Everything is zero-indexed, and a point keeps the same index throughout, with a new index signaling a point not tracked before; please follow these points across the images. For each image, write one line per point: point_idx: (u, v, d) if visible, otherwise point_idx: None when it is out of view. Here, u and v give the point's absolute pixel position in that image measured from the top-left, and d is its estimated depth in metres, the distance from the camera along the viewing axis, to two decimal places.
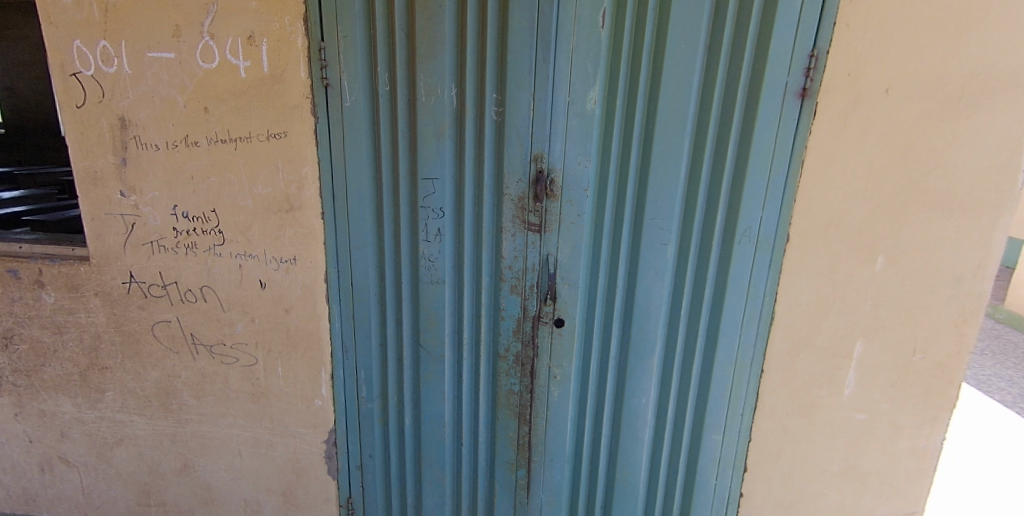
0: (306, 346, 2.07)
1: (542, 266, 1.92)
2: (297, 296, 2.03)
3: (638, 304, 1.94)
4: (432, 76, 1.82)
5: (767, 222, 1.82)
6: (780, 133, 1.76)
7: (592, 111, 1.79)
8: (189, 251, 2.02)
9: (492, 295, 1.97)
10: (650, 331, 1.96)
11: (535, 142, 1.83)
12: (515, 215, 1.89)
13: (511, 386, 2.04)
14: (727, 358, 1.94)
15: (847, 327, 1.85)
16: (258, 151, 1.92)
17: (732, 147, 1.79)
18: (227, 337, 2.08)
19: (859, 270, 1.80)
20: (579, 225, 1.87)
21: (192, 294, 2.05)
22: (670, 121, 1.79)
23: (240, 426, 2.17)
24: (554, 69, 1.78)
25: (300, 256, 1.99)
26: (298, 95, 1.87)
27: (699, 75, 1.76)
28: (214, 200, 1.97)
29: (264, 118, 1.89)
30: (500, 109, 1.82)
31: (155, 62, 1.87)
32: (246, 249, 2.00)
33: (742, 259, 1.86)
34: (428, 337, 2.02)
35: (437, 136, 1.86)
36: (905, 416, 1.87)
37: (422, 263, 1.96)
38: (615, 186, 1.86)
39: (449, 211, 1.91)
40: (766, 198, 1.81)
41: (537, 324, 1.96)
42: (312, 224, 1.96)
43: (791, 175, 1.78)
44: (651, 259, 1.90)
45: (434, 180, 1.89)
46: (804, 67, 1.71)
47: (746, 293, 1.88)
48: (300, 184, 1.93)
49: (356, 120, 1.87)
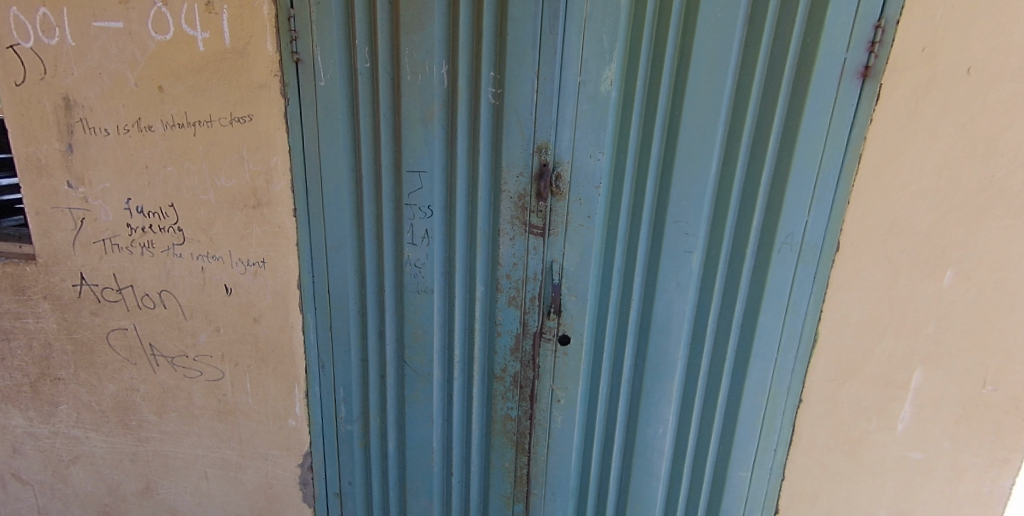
0: (278, 360, 1.83)
1: (546, 274, 1.65)
2: (267, 303, 1.78)
3: (657, 320, 1.67)
4: (419, 50, 1.55)
5: (813, 227, 1.54)
6: (833, 121, 1.47)
7: (607, 94, 1.52)
8: (145, 251, 1.77)
9: (488, 307, 1.71)
10: (669, 352, 1.68)
11: (539, 129, 1.55)
12: (515, 215, 1.62)
13: (508, 411, 1.78)
14: (760, 385, 1.66)
15: (904, 353, 1.56)
16: (220, 137, 1.66)
17: (774, 138, 1.51)
18: (189, 348, 1.84)
19: (922, 286, 1.51)
20: (589, 228, 1.60)
21: (150, 299, 1.81)
22: (700, 106, 1.50)
23: (205, 447, 1.94)
24: (563, 42, 1.50)
25: (269, 258, 1.74)
26: (265, 72, 1.60)
27: (737, 50, 1.47)
28: (171, 193, 1.71)
29: (227, 99, 1.63)
30: (498, 91, 1.55)
31: (102, 33, 1.62)
32: (208, 250, 1.75)
33: (782, 270, 1.57)
34: (414, 354, 1.77)
35: (425, 122, 1.59)
36: (968, 456, 1.57)
37: (408, 270, 1.70)
38: (631, 183, 1.59)
39: (439, 210, 1.64)
40: (813, 200, 1.52)
41: (539, 341, 1.70)
42: (283, 221, 1.71)
43: (844, 172, 1.50)
44: (672, 270, 1.62)
45: (422, 173, 1.62)
46: (867, 40, 1.42)
47: (786, 310, 1.60)
48: (268, 176, 1.68)
49: (332, 101, 1.61)
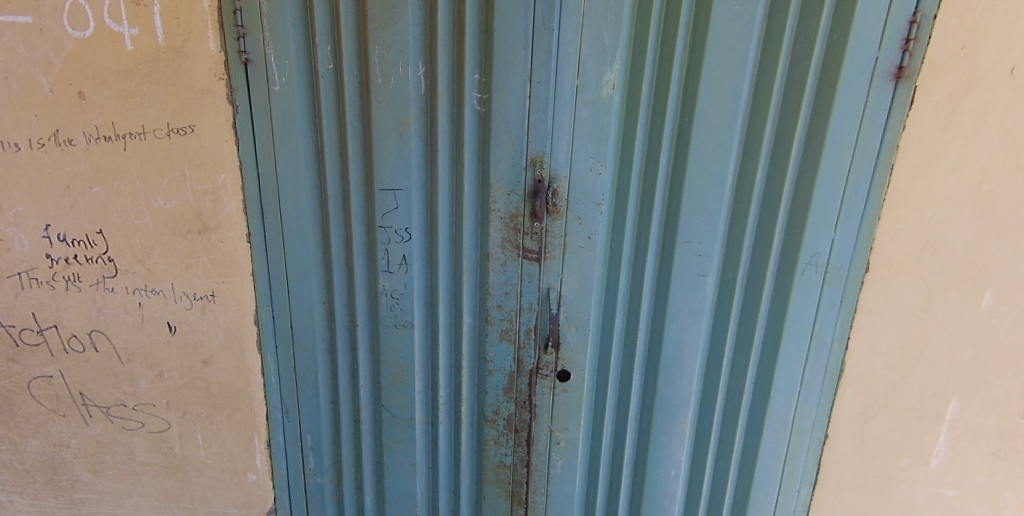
0: (233, 408, 1.59)
1: (542, 303, 1.46)
2: (219, 344, 1.54)
3: (666, 352, 1.49)
4: (390, 48, 1.32)
5: (841, 247, 1.37)
6: (863, 127, 1.30)
7: (609, 99, 1.33)
8: (71, 285, 1.49)
9: (476, 341, 1.50)
10: (680, 386, 1.51)
11: (532, 140, 1.35)
12: (506, 238, 1.41)
13: (501, 457, 1.58)
14: (781, 421, 1.50)
15: (938, 382, 1.41)
16: (156, 152, 1.41)
17: (797, 148, 1.33)
18: (127, 396, 1.58)
19: (958, 309, 1.36)
20: (590, 250, 1.41)
21: (78, 342, 1.54)
22: (714, 110, 1.32)
23: (151, 507, 1.69)
24: (558, 40, 1.29)
25: (220, 291, 1.50)
26: (208, 75, 1.36)
27: (756, 46, 1.29)
28: (99, 217, 1.45)
29: (162, 107, 1.38)
30: (484, 96, 1.33)
31: (5, 28, 1.33)
32: (147, 283, 1.49)
33: (807, 295, 1.41)
34: (392, 397, 1.55)
35: (400, 132, 1.37)
36: (1007, 492, 1.44)
37: (383, 302, 1.48)
38: (636, 200, 1.40)
39: (418, 233, 1.43)
40: (840, 217, 1.35)
41: (535, 378, 1.50)
42: (235, 248, 1.47)
43: (875, 184, 1.34)
44: (685, 296, 1.44)
45: (397, 191, 1.40)
46: (902, 36, 1.25)
47: (810, 337, 1.44)
48: (215, 197, 1.44)
49: (289, 110, 1.38)
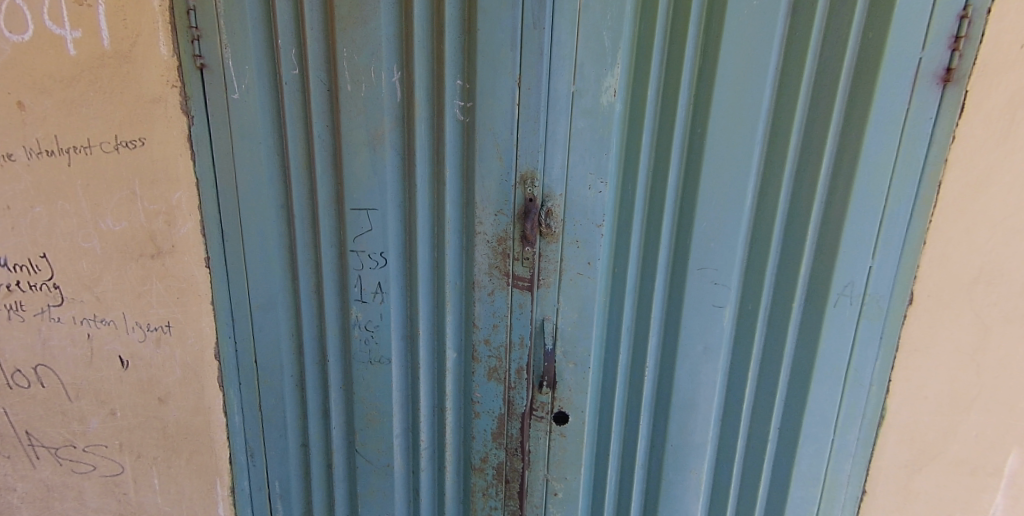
0: (193, 450, 1.43)
1: (536, 338, 1.28)
2: (175, 380, 1.38)
3: (678, 394, 1.31)
4: (361, 51, 1.17)
5: (879, 276, 1.19)
6: (906, 139, 1.12)
7: (610, 107, 1.16)
8: (13, 315, 1.33)
9: (462, 379, 1.34)
10: (695, 432, 1.32)
11: (522, 154, 1.18)
12: (493, 264, 1.24)
13: (491, 510, 1.41)
14: (811, 472, 1.31)
15: (996, 432, 1.22)
16: (104, 168, 1.26)
17: (827, 163, 1.15)
18: (77, 436, 1.42)
19: (1018, 348, 1.17)
20: (589, 278, 1.24)
21: (22, 378, 1.38)
22: (730, 119, 1.14)
23: None
24: (551, 40, 1.13)
25: (176, 321, 1.34)
26: (159, 82, 1.21)
27: (779, 44, 1.11)
28: (43, 240, 1.29)
29: (110, 118, 1.23)
30: (468, 104, 1.17)
31: None
32: (96, 313, 1.34)
33: (840, 331, 1.22)
34: (368, 441, 1.38)
35: (373, 145, 1.21)
36: None
37: (357, 335, 1.32)
38: (642, 221, 1.23)
39: (395, 258, 1.27)
40: (879, 241, 1.17)
41: (528, 422, 1.33)
42: (192, 274, 1.32)
43: (919, 204, 1.15)
44: (699, 330, 1.26)
45: (371, 211, 1.24)
46: (951, 33, 1.07)
47: (844, 379, 1.25)
48: (169, 217, 1.28)
49: (250, 120, 1.23)
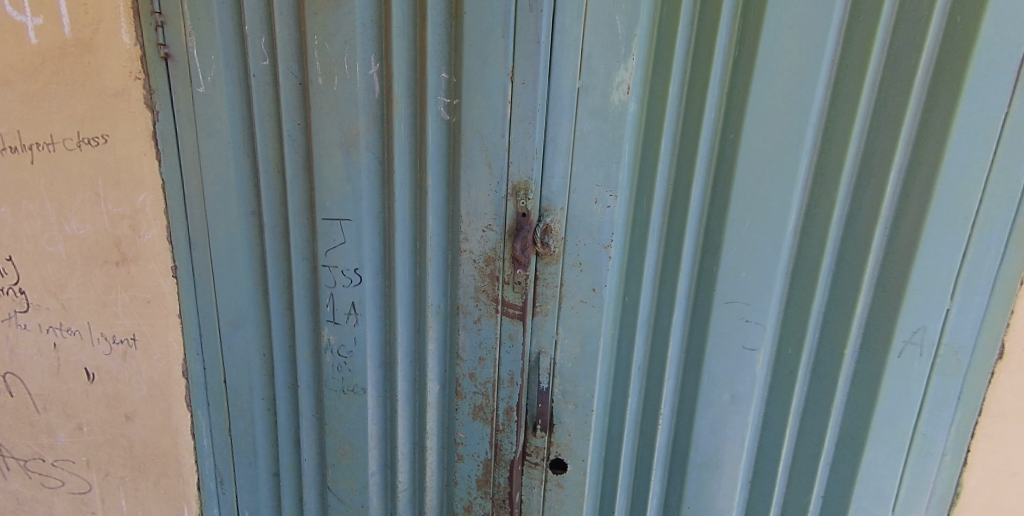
0: (159, 473, 1.33)
1: (529, 374, 1.10)
2: (141, 398, 1.27)
3: (698, 448, 1.09)
4: (333, 40, 1.02)
5: (956, 321, 0.95)
6: (1002, 149, 0.87)
7: (622, 106, 0.96)
8: None
9: (445, 415, 1.18)
10: (718, 495, 1.10)
11: (515, 161, 1.00)
12: (480, 288, 1.07)
13: None
14: None
15: None
16: (67, 166, 1.14)
17: (895, 179, 0.91)
18: (46, 450, 1.31)
19: None
20: (593, 307, 1.04)
21: None
22: (772, 123, 0.92)
23: None
24: (552, 27, 0.94)
25: (141, 334, 1.24)
26: (122, 73, 1.10)
27: (838, 30, 0.88)
28: (6, 242, 1.18)
29: (71, 111, 1.11)
30: (454, 101, 1.01)
31: None
32: (63, 321, 1.23)
33: (902, 388, 0.98)
34: (341, 477, 1.24)
35: (346, 147, 1.06)
36: None
37: (330, 360, 1.17)
38: (658, 243, 1.03)
39: (371, 276, 1.11)
40: (959, 279, 0.93)
41: (519, 469, 1.15)
42: (159, 284, 1.21)
43: (1016, 232, 0.90)
44: (725, 375, 1.05)
45: (344, 222, 1.09)
46: None
47: (908, 446, 1.02)
48: (134, 222, 1.17)
49: (216, 116, 1.10)
